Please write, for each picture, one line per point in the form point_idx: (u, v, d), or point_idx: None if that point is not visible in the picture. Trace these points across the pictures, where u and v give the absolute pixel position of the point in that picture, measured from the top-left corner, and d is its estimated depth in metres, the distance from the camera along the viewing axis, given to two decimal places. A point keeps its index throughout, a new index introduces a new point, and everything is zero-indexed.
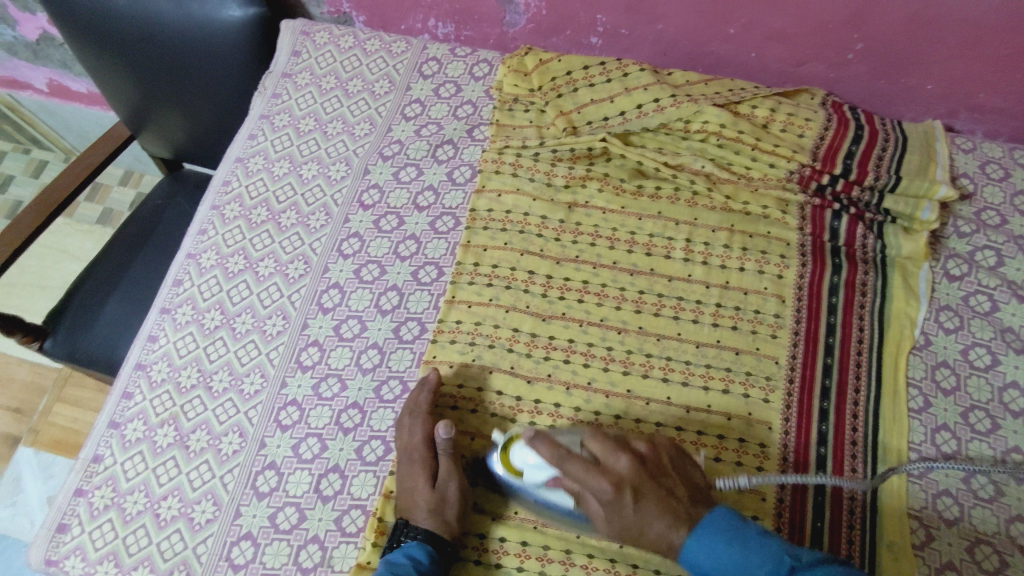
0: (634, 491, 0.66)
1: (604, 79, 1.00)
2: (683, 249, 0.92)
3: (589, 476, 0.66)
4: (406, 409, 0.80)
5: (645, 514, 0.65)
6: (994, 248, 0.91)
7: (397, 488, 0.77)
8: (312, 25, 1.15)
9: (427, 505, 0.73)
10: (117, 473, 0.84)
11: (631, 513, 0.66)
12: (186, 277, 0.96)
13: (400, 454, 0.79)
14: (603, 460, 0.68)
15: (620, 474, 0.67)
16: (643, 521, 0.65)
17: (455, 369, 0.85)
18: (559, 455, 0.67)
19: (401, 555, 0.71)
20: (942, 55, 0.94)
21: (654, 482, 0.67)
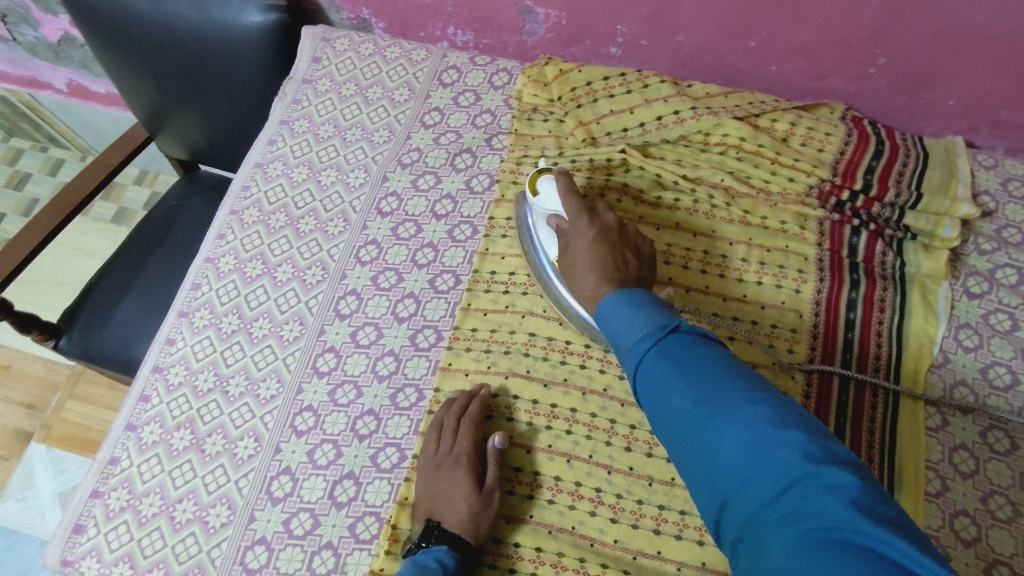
0: (597, 235, 0.77)
1: (624, 90, 1.00)
2: (701, 261, 0.92)
3: (577, 211, 0.80)
4: (453, 414, 0.81)
5: (594, 251, 0.76)
6: (1016, 266, 0.90)
7: (426, 488, 0.77)
8: (332, 32, 1.16)
9: (466, 510, 0.73)
10: (134, 475, 0.84)
11: (584, 245, 0.77)
12: (204, 281, 0.96)
13: (436, 456, 0.79)
14: (594, 211, 0.80)
15: (598, 223, 0.79)
16: (586, 252, 0.76)
17: (479, 378, 0.85)
18: (566, 191, 0.82)
19: (429, 558, 0.69)
20: (965, 71, 0.94)
21: (616, 243, 0.77)
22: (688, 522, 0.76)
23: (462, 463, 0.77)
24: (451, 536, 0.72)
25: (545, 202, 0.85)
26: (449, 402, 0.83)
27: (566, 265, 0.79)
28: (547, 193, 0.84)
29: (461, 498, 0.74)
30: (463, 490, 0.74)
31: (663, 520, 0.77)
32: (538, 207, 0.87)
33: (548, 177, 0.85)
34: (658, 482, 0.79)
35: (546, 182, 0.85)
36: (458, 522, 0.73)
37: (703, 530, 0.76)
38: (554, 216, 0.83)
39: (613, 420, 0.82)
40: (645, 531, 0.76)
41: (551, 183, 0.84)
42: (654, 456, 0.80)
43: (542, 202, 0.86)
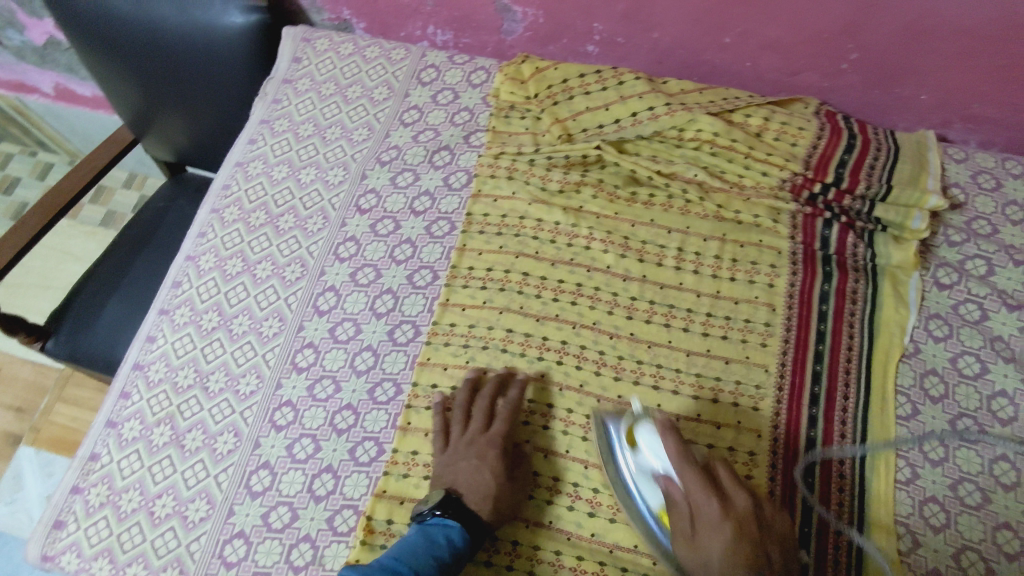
0: (732, 534, 0.64)
1: (600, 87, 1.01)
2: (675, 258, 0.93)
3: (698, 493, 0.67)
4: (489, 398, 0.83)
5: (729, 555, 0.63)
6: (985, 257, 0.92)
7: (449, 462, 0.78)
8: (312, 32, 1.17)
9: (494, 490, 0.75)
10: (113, 471, 0.85)
11: (716, 548, 0.64)
12: (185, 279, 0.97)
13: (463, 434, 0.80)
14: (719, 492, 0.67)
15: (729, 511, 0.66)
16: (721, 555, 0.64)
17: (507, 365, 0.87)
18: (682, 460, 0.69)
19: (442, 534, 0.71)
20: (936, 65, 0.95)
21: (752, 537, 0.64)
22: None
23: (496, 445, 0.78)
24: (474, 515, 0.73)
25: (649, 457, 0.73)
26: (476, 382, 0.85)
27: (693, 560, 0.66)
28: (652, 451, 0.73)
29: (489, 478, 0.76)
30: (494, 472, 0.76)
31: None
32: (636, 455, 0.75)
33: (650, 430, 0.73)
34: None
35: (648, 435, 0.73)
36: (484, 502, 0.74)
37: None
38: (664, 479, 0.71)
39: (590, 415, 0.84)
40: (621, 524, 0.77)
41: (654, 437, 0.73)
42: None
43: (645, 456, 0.74)
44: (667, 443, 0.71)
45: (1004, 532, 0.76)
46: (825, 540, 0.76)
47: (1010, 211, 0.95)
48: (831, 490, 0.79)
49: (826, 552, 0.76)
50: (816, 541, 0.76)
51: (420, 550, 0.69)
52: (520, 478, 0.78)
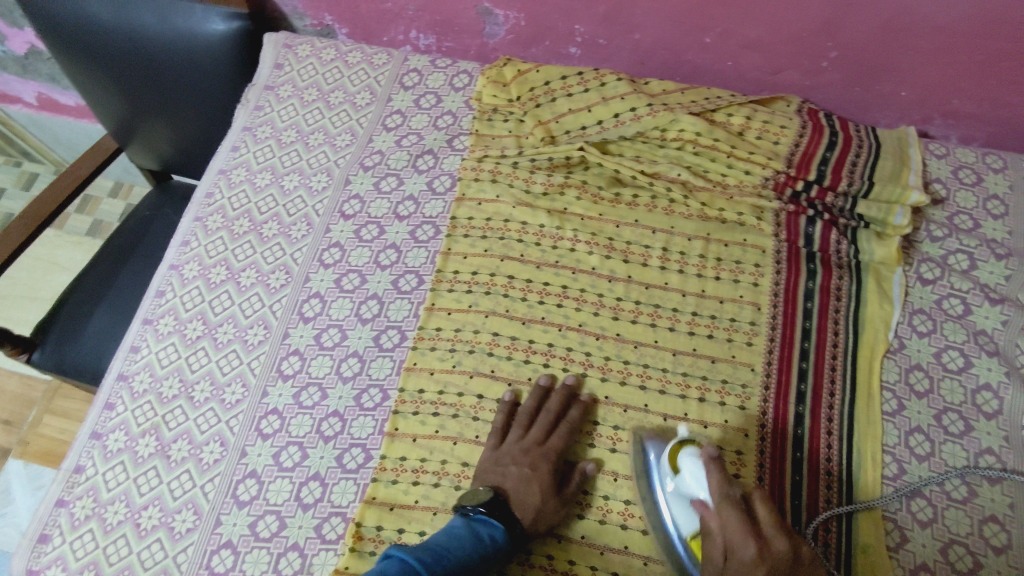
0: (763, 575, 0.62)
1: (582, 89, 1.01)
2: (660, 258, 0.93)
3: (733, 527, 0.66)
4: (552, 409, 0.82)
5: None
6: (967, 252, 0.92)
7: (500, 463, 0.79)
8: (294, 38, 1.17)
9: (537, 506, 0.76)
10: (99, 484, 0.84)
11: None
12: (168, 288, 0.97)
13: (520, 439, 0.81)
14: (757, 531, 0.65)
15: (764, 551, 0.64)
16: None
17: (574, 375, 0.86)
18: (723, 494, 0.68)
19: (485, 531, 0.72)
20: (915, 62, 0.96)
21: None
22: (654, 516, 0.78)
23: (550, 460, 0.79)
24: (515, 522, 0.75)
25: (692, 488, 0.73)
26: (544, 389, 0.84)
27: None
28: (695, 483, 0.73)
29: (536, 491, 0.76)
30: (543, 487, 0.77)
31: (629, 515, 0.79)
32: (676, 484, 0.75)
33: (694, 461, 0.74)
34: (623, 478, 0.80)
35: (692, 464, 0.73)
36: (525, 512, 0.75)
37: None
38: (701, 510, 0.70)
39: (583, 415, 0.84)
40: (612, 526, 0.78)
41: (699, 467, 0.73)
42: (619, 451, 0.82)
43: (686, 486, 0.73)
44: (712, 473, 0.70)
45: (990, 525, 0.76)
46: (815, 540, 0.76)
47: (991, 206, 0.95)
48: (820, 489, 0.78)
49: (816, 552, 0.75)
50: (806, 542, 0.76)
51: (465, 540, 0.70)
52: (569, 496, 0.78)
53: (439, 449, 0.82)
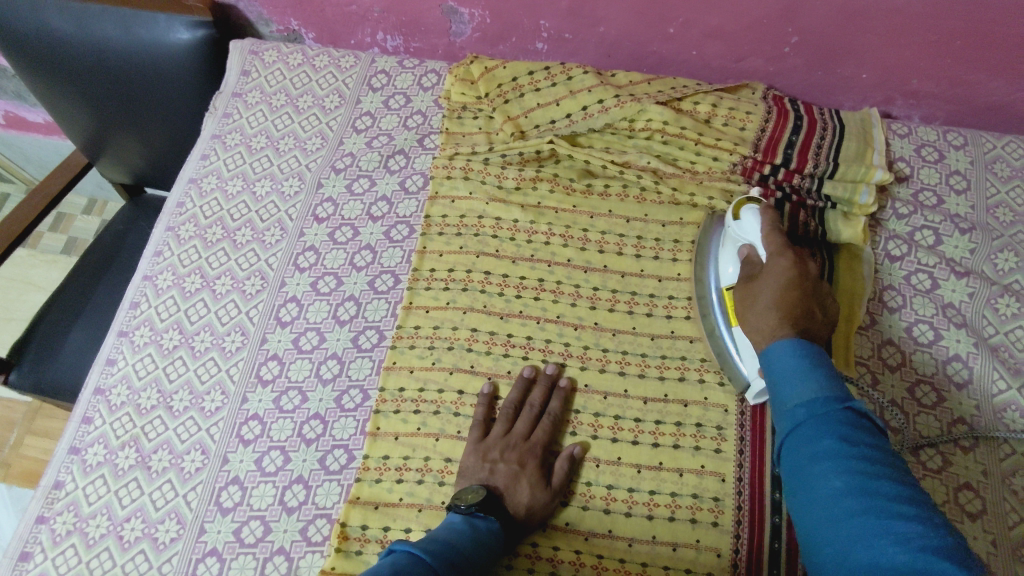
0: (792, 282, 0.74)
1: (549, 83, 1.02)
2: (634, 245, 0.94)
3: (774, 250, 0.78)
4: (536, 404, 0.83)
5: (780, 294, 0.73)
6: (932, 228, 0.94)
7: (487, 459, 0.79)
8: (259, 43, 1.16)
9: (528, 501, 0.76)
10: (79, 498, 0.83)
11: (769, 285, 0.75)
12: (143, 299, 0.96)
13: (504, 435, 0.81)
14: (797, 252, 0.76)
15: (798, 267, 0.75)
16: (771, 292, 0.74)
17: (555, 364, 0.87)
18: (772, 228, 0.79)
19: (482, 523, 0.72)
20: (874, 44, 0.97)
21: (804, 292, 0.74)
22: (637, 498, 0.79)
23: (537, 455, 0.79)
24: (508, 518, 0.75)
25: (743, 232, 0.83)
26: (528, 381, 0.85)
27: (743, 300, 0.78)
28: (749, 225, 0.82)
29: (525, 486, 0.77)
30: (532, 481, 0.77)
31: (612, 499, 0.79)
32: (733, 235, 0.85)
33: (754, 209, 0.83)
34: (605, 463, 0.81)
35: (751, 212, 0.82)
36: (518, 506, 0.76)
37: (651, 505, 0.79)
38: (748, 248, 0.82)
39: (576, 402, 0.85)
40: (595, 511, 0.79)
41: (756, 215, 0.82)
42: (600, 437, 0.82)
43: (739, 232, 0.84)
44: (767, 217, 0.81)
45: (965, 492, 0.78)
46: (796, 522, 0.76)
47: (954, 182, 0.97)
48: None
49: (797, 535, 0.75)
50: (787, 528, 0.76)
51: (463, 534, 0.69)
52: (558, 488, 0.78)
53: (422, 446, 0.83)
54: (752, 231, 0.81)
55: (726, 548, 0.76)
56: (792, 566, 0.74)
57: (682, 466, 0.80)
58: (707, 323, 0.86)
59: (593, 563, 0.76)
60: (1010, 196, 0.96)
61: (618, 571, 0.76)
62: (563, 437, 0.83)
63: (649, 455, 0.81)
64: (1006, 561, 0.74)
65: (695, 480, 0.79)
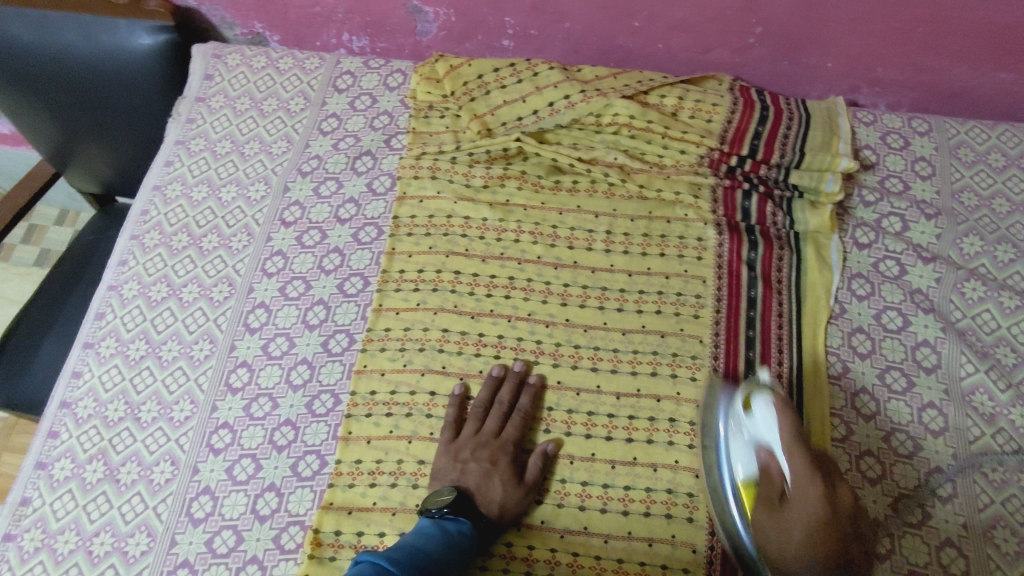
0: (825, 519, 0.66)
1: (515, 80, 1.02)
2: (603, 241, 0.94)
3: (800, 470, 0.68)
4: (505, 401, 0.83)
5: (813, 536, 0.65)
6: (899, 214, 0.95)
7: (459, 459, 0.79)
8: (222, 47, 1.14)
9: (500, 499, 0.76)
10: (47, 514, 0.82)
11: (799, 518, 0.67)
12: (108, 310, 0.95)
13: (474, 434, 0.81)
14: (824, 475, 0.68)
15: (829, 499, 0.67)
16: (806, 533, 0.66)
17: (524, 361, 0.86)
18: (793, 441, 0.70)
19: (453, 526, 0.71)
20: (837, 33, 0.98)
21: (839, 530, 0.66)
22: (611, 494, 0.79)
23: (508, 451, 0.80)
24: (481, 517, 0.75)
25: (759, 431, 0.74)
26: (497, 379, 0.84)
27: (766, 523, 0.69)
28: (766, 427, 0.73)
29: (498, 483, 0.77)
30: (504, 478, 0.77)
31: (587, 496, 0.79)
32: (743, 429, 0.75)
33: (768, 404, 0.74)
34: (579, 460, 0.81)
35: (765, 411, 0.73)
36: (491, 505, 0.76)
37: (626, 501, 0.78)
38: (766, 453, 0.72)
39: (551, 407, 0.84)
40: (570, 508, 0.79)
41: (771, 414, 0.73)
42: (574, 434, 0.82)
43: (754, 428, 0.74)
44: (786, 422, 0.71)
45: (937, 476, 0.78)
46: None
47: (920, 167, 0.98)
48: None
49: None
50: None
51: (433, 539, 0.69)
52: (531, 484, 0.78)
53: (394, 449, 0.82)
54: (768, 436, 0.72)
55: (702, 543, 0.76)
56: None
57: (656, 461, 0.80)
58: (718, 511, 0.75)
59: (568, 560, 0.76)
60: (974, 180, 0.97)
61: (593, 568, 0.75)
62: (535, 433, 0.83)
63: (623, 451, 0.81)
64: (977, 543, 0.75)
65: (670, 474, 0.79)
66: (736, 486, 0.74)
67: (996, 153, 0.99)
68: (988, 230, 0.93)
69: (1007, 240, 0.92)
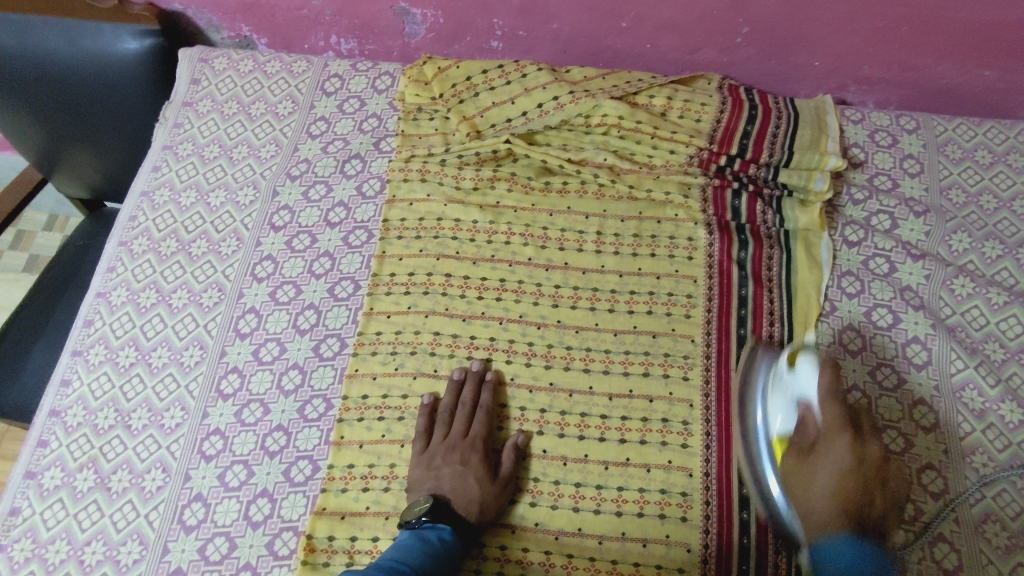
0: (850, 469, 0.68)
1: (504, 82, 1.01)
2: (594, 242, 0.94)
3: (834, 427, 0.70)
4: (467, 401, 0.83)
5: (840, 484, 0.68)
6: (888, 212, 0.95)
7: (432, 466, 0.79)
8: (209, 51, 1.13)
9: (479, 496, 0.76)
10: (37, 524, 0.81)
11: (829, 470, 0.69)
12: (96, 317, 0.94)
13: (445, 438, 0.81)
14: (856, 433, 0.70)
15: (858, 452, 0.69)
16: (830, 477, 0.68)
17: (480, 359, 0.87)
18: (831, 396, 0.72)
19: (434, 534, 0.72)
20: (823, 31, 0.98)
21: (863, 478, 0.68)
22: (605, 496, 0.79)
23: (478, 450, 0.80)
24: (462, 519, 0.75)
25: (798, 387, 0.74)
26: (457, 383, 0.84)
27: (795, 473, 0.71)
28: (807, 385, 0.73)
29: (473, 483, 0.77)
30: (478, 477, 0.78)
31: (580, 497, 0.79)
32: (781, 384, 0.76)
33: (811, 364, 0.74)
34: (572, 461, 0.81)
35: (807, 367, 0.74)
36: (470, 507, 0.76)
37: (619, 502, 0.79)
38: (804, 409, 0.73)
39: (543, 409, 0.84)
40: (563, 510, 0.79)
41: (814, 372, 0.73)
42: (566, 436, 0.82)
43: (792, 384, 0.75)
44: (826, 377, 0.72)
45: (929, 472, 0.79)
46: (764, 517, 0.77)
47: (908, 165, 0.99)
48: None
49: (765, 529, 0.76)
50: (756, 524, 0.76)
51: (416, 550, 0.70)
52: (506, 479, 0.78)
53: (387, 453, 0.82)
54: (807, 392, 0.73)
55: (697, 543, 0.76)
56: (761, 561, 0.75)
57: (649, 461, 0.80)
58: (749, 457, 0.77)
59: (563, 562, 0.76)
60: (962, 177, 0.97)
61: (587, 570, 0.76)
62: (504, 427, 0.84)
63: (616, 452, 0.81)
64: (970, 538, 0.75)
65: (663, 475, 0.79)
66: (771, 439, 0.75)
67: (984, 150, 0.99)
68: (976, 227, 0.94)
69: (995, 237, 0.93)
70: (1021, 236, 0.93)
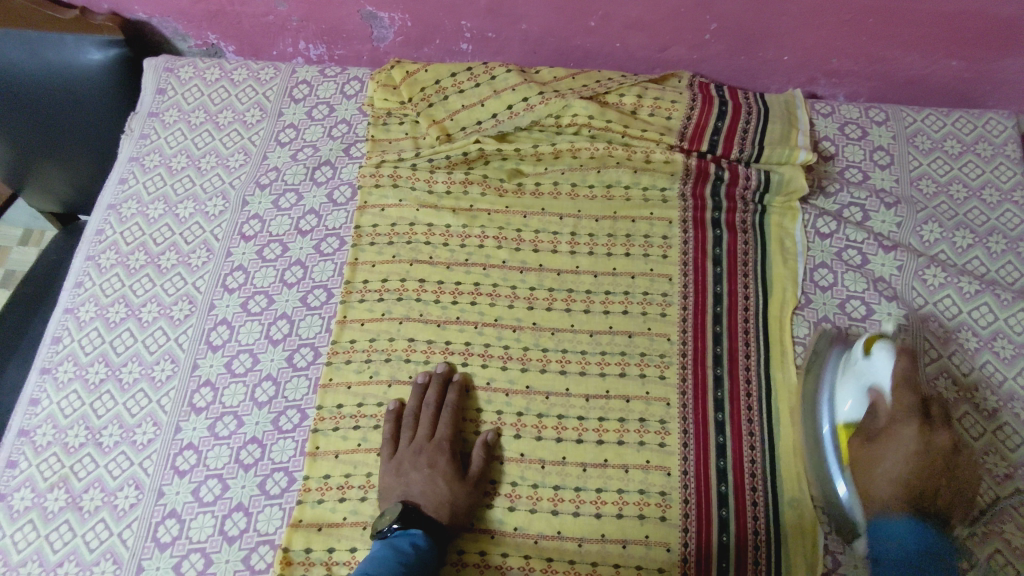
0: (919, 452, 0.73)
1: (473, 84, 1.01)
2: (568, 242, 0.93)
3: (905, 413, 0.75)
4: (431, 402, 0.82)
5: (906, 465, 0.72)
6: (859, 205, 0.96)
7: (401, 473, 0.78)
8: (175, 60, 1.11)
9: (449, 498, 0.76)
10: (7, 547, 0.80)
11: (898, 451, 0.73)
12: (65, 333, 0.92)
13: (412, 443, 0.80)
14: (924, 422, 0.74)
15: (926, 438, 0.74)
16: (899, 457, 0.73)
17: (448, 364, 0.86)
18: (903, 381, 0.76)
19: (406, 542, 0.71)
20: (790, 26, 0.98)
21: (932, 463, 0.73)
22: (583, 497, 0.78)
23: (445, 452, 0.79)
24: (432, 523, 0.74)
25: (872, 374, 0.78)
26: (422, 386, 0.84)
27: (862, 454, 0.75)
28: (883, 373, 0.77)
29: (443, 485, 0.76)
30: (447, 478, 0.77)
31: (558, 500, 0.78)
32: (855, 370, 0.79)
33: (885, 352, 0.78)
34: (550, 463, 0.80)
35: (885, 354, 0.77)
36: (441, 510, 0.75)
37: (598, 503, 0.78)
38: (875, 390, 0.77)
39: (520, 412, 0.83)
40: (543, 513, 0.78)
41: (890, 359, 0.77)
42: (544, 438, 0.82)
43: (864, 371, 0.78)
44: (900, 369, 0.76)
45: None
46: (742, 514, 0.77)
47: (878, 157, 0.99)
48: (744, 464, 0.79)
49: (744, 525, 0.76)
50: (735, 521, 0.76)
51: (387, 561, 0.69)
52: (475, 481, 0.78)
53: (363, 462, 0.81)
54: (882, 376, 0.77)
55: (676, 542, 0.76)
56: (742, 560, 0.75)
57: (627, 462, 0.80)
58: (806, 431, 0.80)
59: (543, 566, 0.76)
60: (932, 167, 0.98)
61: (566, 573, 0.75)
62: (471, 429, 0.83)
63: (593, 453, 0.81)
64: None
65: (642, 474, 0.79)
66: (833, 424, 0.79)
67: (952, 140, 1.00)
68: (946, 217, 0.94)
69: (965, 226, 0.93)
70: (991, 224, 0.93)
